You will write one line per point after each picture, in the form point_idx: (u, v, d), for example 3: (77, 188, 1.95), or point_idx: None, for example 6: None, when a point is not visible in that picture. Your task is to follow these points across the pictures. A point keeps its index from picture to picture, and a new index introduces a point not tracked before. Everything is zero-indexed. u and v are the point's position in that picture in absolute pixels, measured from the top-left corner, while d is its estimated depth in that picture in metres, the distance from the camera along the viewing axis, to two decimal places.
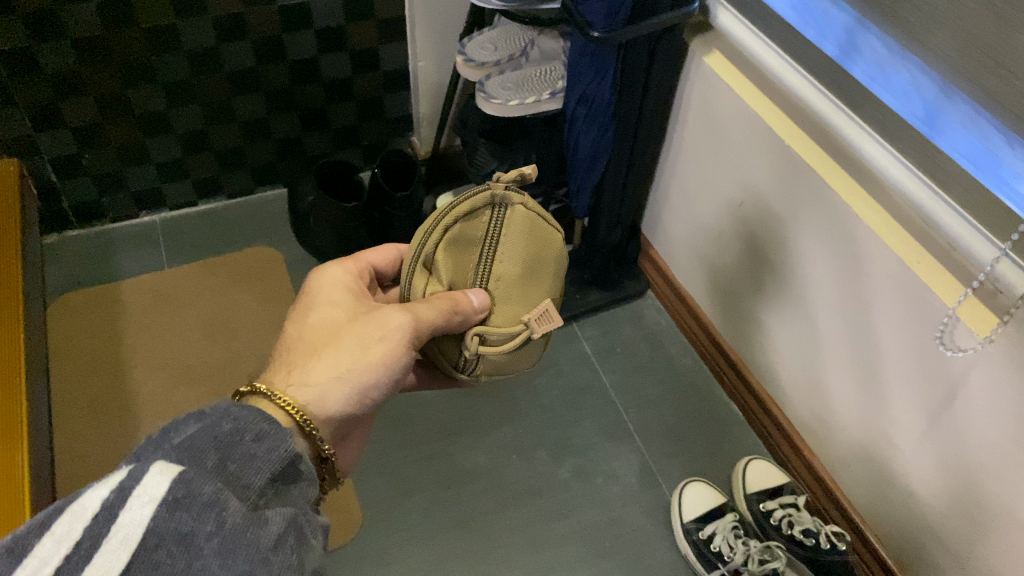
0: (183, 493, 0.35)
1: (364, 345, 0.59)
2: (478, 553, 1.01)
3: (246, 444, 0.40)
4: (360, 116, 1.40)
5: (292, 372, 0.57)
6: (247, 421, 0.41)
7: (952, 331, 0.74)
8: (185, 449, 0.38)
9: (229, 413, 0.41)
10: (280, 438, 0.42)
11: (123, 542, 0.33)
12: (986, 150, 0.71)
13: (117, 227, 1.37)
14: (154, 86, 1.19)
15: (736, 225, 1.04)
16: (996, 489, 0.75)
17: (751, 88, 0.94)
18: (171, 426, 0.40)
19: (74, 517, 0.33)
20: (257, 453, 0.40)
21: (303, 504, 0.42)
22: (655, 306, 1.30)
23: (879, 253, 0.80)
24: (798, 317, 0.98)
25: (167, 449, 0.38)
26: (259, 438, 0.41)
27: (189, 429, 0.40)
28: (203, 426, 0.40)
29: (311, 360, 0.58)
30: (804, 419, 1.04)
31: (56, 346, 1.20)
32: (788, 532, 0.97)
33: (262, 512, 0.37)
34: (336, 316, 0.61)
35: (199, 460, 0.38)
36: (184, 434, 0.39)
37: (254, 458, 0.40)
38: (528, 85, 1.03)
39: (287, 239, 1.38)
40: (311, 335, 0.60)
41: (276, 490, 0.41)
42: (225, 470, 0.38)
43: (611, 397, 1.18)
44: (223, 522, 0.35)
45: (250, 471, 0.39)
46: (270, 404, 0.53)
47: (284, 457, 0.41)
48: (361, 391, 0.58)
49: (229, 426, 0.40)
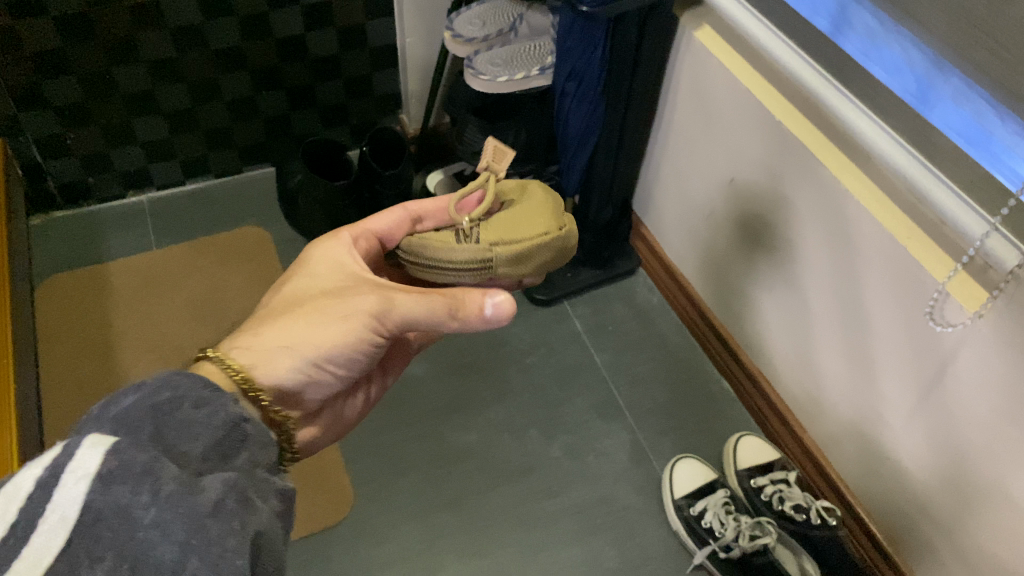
0: (116, 465, 0.34)
1: (322, 317, 0.57)
2: (469, 532, 1.01)
3: (186, 411, 0.40)
4: (348, 93, 1.39)
5: (247, 335, 0.56)
6: (185, 389, 0.41)
7: (942, 307, 0.74)
8: (119, 420, 0.37)
9: (168, 380, 0.41)
10: (220, 404, 0.42)
11: (60, 521, 0.32)
12: (977, 125, 0.70)
13: (105, 208, 1.36)
14: (138, 65, 1.18)
15: (727, 203, 1.03)
16: (987, 466, 0.75)
17: (743, 64, 0.93)
18: (110, 396, 0.40)
19: (8, 499, 0.33)
20: (197, 420, 0.40)
21: (250, 469, 0.41)
22: (647, 283, 1.29)
23: (869, 228, 0.80)
24: (790, 295, 0.98)
25: (102, 420, 0.37)
26: (198, 406, 0.41)
27: (127, 397, 0.39)
28: (142, 392, 0.39)
29: (266, 327, 0.57)
30: (795, 395, 1.04)
31: (44, 328, 1.19)
32: (778, 507, 0.97)
33: (201, 480, 0.36)
34: (309, 290, 0.61)
35: (135, 431, 0.37)
36: (121, 402, 0.39)
37: (192, 426, 0.40)
38: (518, 60, 1.02)
39: (276, 220, 1.37)
40: (279, 305, 0.60)
41: (220, 455, 0.40)
42: (163, 439, 0.38)
43: (602, 375, 1.18)
44: (158, 491, 0.34)
45: (188, 440, 0.39)
46: (213, 367, 0.51)
47: (228, 421, 0.41)
48: (313, 360, 0.57)
49: (167, 394, 0.40)
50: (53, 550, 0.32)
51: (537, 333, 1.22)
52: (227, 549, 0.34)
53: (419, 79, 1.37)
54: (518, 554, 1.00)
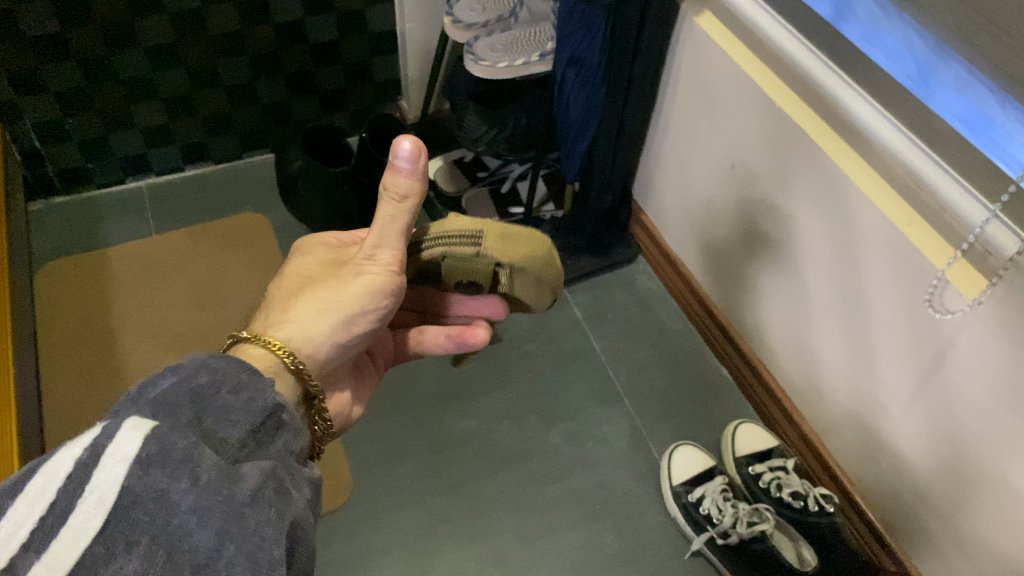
0: (157, 449, 0.33)
1: (343, 280, 0.58)
2: (468, 518, 1.02)
3: (223, 397, 0.39)
4: (347, 79, 1.38)
5: (273, 316, 0.56)
6: (224, 373, 0.40)
7: (941, 294, 0.74)
8: (159, 404, 0.37)
9: (206, 364, 0.41)
10: (259, 389, 0.41)
11: (97, 503, 0.31)
12: (979, 112, 0.69)
13: (104, 194, 1.36)
14: (138, 49, 1.17)
15: (727, 190, 1.03)
16: (984, 453, 0.75)
17: (743, 50, 0.93)
18: (147, 380, 0.39)
19: (47, 478, 0.31)
20: (235, 405, 0.39)
21: (285, 456, 0.40)
22: (646, 271, 1.29)
23: (868, 215, 0.80)
24: (789, 281, 0.98)
25: (142, 403, 0.37)
26: (236, 391, 0.40)
27: (164, 382, 0.39)
28: (177, 377, 0.39)
29: (291, 303, 0.57)
30: (793, 382, 1.05)
31: (43, 313, 1.19)
32: (777, 494, 0.97)
33: (238, 467, 0.35)
34: (312, 267, 0.61)
35: (174, 415, 0.36)
36: (160, 388, 0.38)
37: (231, 410, 0.39)
38: (518, 46, 1.02)
39: (275, 206, 1.37)
40: (288, 284, 0.60)
41: (258, 442, 0.39)
42: (201, 424, 0.37)
43: (602, 362, 1.18)
44: (198, 477, 0.33)
45: (227, 425, 0.38)
46: (251, 345, 0.52)
47: (266, 407, 0.40)
48: (345, 321, 0.57)
49: (205, 379, 0.39)
50: (91, 532, 0.30)
51: (537, 320, 1.22)
52: (265, 538, 0.33)
53: (418, 65, 1.36)
54: (517, 539, 1.00)
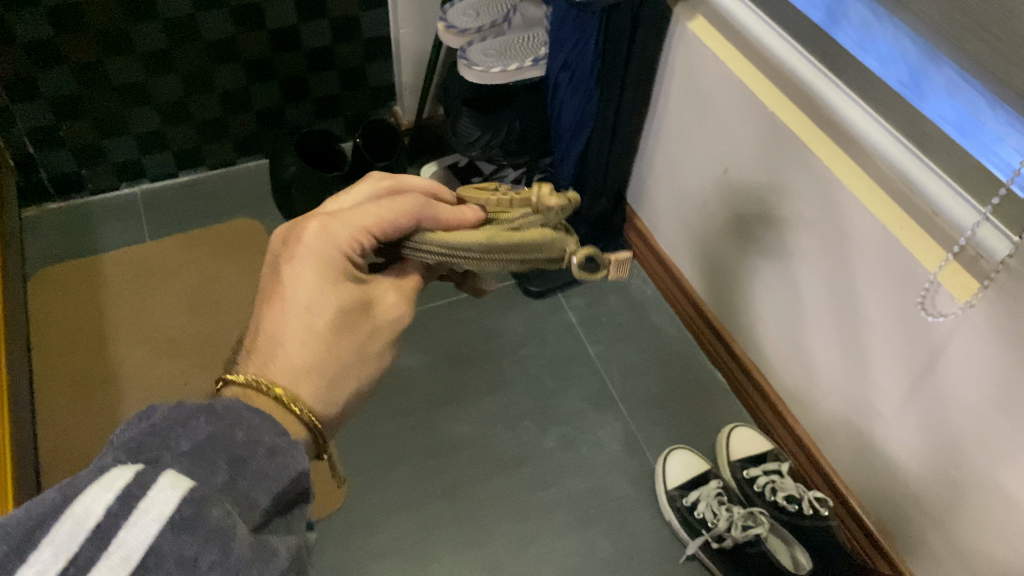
0: (191, 513, 0.32)
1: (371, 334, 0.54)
2: (463, 522, 1.02)
3: (259, 459, 0.38)
4: (341, 84, 1.38)
5: (301, 364, 0.49)
6: (260, 434, 0.39)
7: (933, 297, 0.74)
8: (195, 459, 0.36)
9: (243, 421, 0.40)
10: (292, 454, 0.40)
11: (123, 561, 0.30)
12: (971, 117, 0.70)
13: (98, 199, 1.36)
14: (132, 55, 1.17)
15: (720, 194, 1.04)
16: (977, 455, 0.75)
17: (734, 53, 0.93)
18: (180, 419, 0.38)
19: (74, 524, 0.30)
20: (268, 470, 0.38)
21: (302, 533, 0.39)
22: (640, 275, 1.30)
23: (862, 219, 0.81)
24: (783, 285, 0.98)
25: (177, 456, 0.36)
26: (272, 454, 0.39)
27: (202, 431, 0.38)
28: (218, 428, 0.38)
29: (320, 350, 0.50)
30: (787, 386, 1.05)
31: (36, 319, 1.19)
32: (772, 498, 0.97)
33: (267, 540, 0.34)
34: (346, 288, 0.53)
35: (208, 473, 0.36)
36: (195, 437, 0.37)
37: (264, 476, 0.38)
38: (511, 51, 1.02)
39: (269, 211, 1.37)
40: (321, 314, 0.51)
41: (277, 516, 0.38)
42: (234, 487, 0.36)
43: (596, 366, 1.18)
44: (229, 551, 0.31)
45: (258, 490, 0.37)
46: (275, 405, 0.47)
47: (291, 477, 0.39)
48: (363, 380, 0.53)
49: (241, 436, 0.38)
50: None
51: (531, 325, 1.22)
52: None
53: (412, 70, 1.36)
54: (511, 545, 1.00)
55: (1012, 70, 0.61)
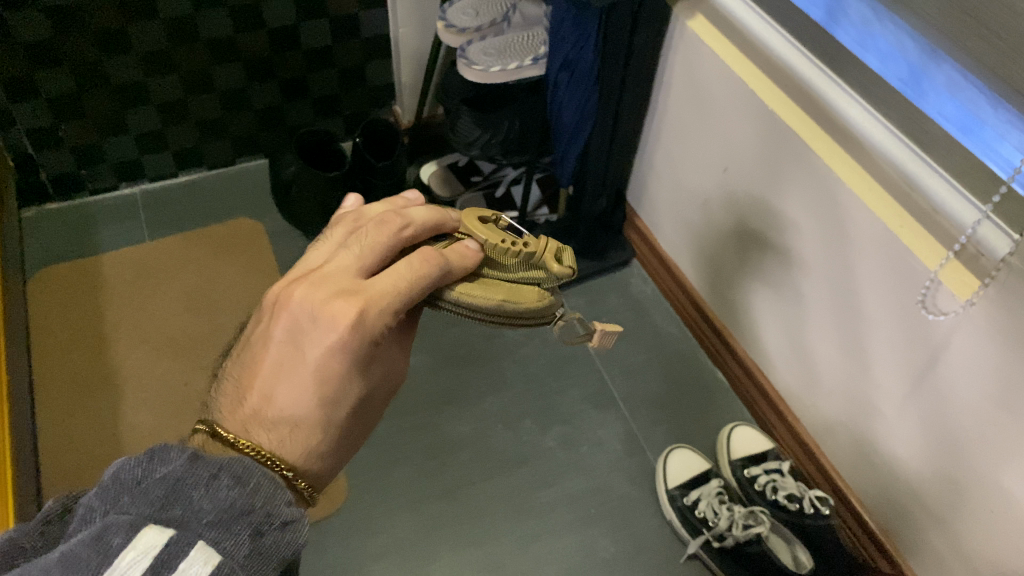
0: None
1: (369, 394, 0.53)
2: (464, 522, 1.02)
3: (271, 528, 0.40)
4: (341, 83, 1.38)
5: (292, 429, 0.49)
6: (275, 502, 0.41)
7: (934, 295, 0.74)
8: (216, 530, 0.38)
9: (260, 484, 0.42)
10: (301, 525, 0.42)
11: None
12: (971, 114, 0.70)
13: (97, 199, 1.35)
14: (132, 56, 1.17)
15: (720, 193, 1.04)
16: (978, 452, 0.75)
17: (734, 52, 0.93)
18: (203, 479, 0.40)
19: None
20: (278, 540, 0.40)
21: None
22: (640, 275, 1.29)
23: (862, 217, 0.80)
24: (784, 283, 0.98)
25: (198, 525, 0.38)
26: (284, 525, 0.41)
27: (224, 493, 0.40)
28: (241, 495, 0.40)
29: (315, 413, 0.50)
30: (788, 384, 1.04)
31: (36, 319, 1.18)
32: (772, 497, 0.97)
33: None
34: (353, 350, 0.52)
35: (228, 546, 0.38)
36: (215, 504, 0.39)
37: (276, 546, 0.40)
38: (510, 50, 1.02)
39: (269, 211, 1.36)
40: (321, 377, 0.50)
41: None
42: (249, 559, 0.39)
43: (597, 365, 1.17)
44: None
45: (270, 562, 0.39)
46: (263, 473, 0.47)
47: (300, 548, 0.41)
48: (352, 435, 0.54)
49: (257, 504, 0.41)
50: None
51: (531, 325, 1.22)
52: None
53: (412, 70, 1.36)
54: (512, 545, 1.00)
55: (1013, 69, 0.61)
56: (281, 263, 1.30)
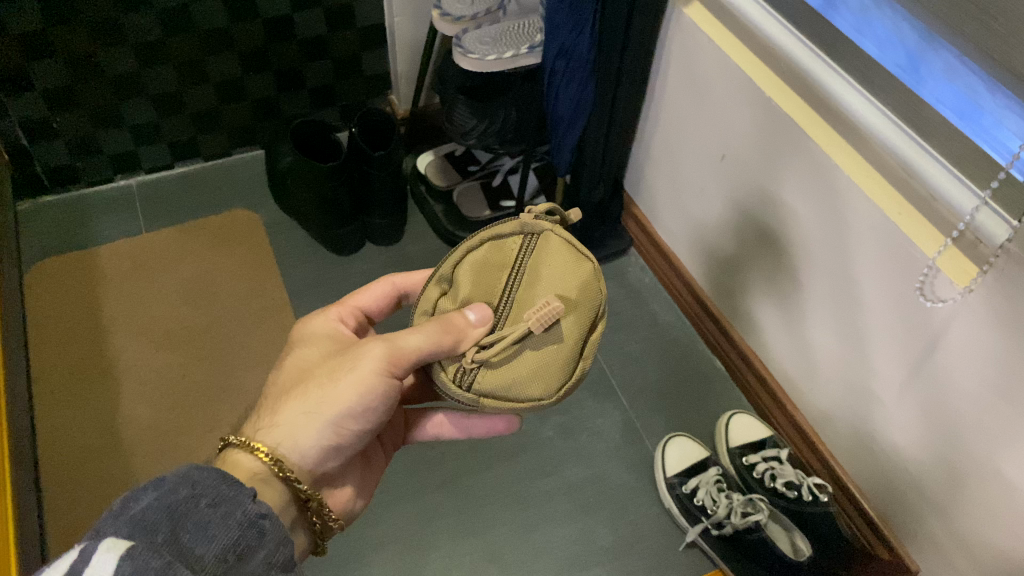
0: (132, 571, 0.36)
1: (333, 377, 0.58)
2: (462, 511, 1.02)
3: (201, 511, 0.43)
4: (336, 73, 1.38)
5: (264, 417, 0.58)
6: (203, 487, 0.44)
7: (933, 282, 0.74)
8: (139, 521, 0.40)
9: (189, 479, 0.44)
10: (237, 501, 0.45)
11: None
12: (969, 100, 0.70)
13: (93, 191, 1.35)
14: (125, 47, 1.17)
15: (718, 180, 1.03)
16: (977, 438, 0.75)
17: (731, 39, 0.93)
18: (131, 493, 0.43)
19: None
20: (212, 519, 0.43)
21: (265, 568, 0.43)
22: (638, 263, 1.29)
23: (860, 205, 0.80)
24: (781, 271, 0.98)
25: (122, 520, 0.40)
26: (214, 504, 0.44)
27: (146, 497, 0.42)
28: (163, 492, 0.43)
29: (280, 404, 0.58)
30: (786, 372, 1.04)
31: (33, 312, 1.18)
32: (771, 485, 0.97)
33: None
34: (313, 355, 0.61)
35: (153, 533, 0.40)
36: (141, 503, 0.42)
37: (209, 524, 0.42)
38: (506, 39, 1.01)
39: (266, 202, 1.36)
40: (287, 377, 0.60)
41: (236, 552, 0.42)
42: (178, 541, 0.41)
43: (595, 354, 1.17)
44: None
45: (205, 540, 0.41)
46: (242, 454, 0.55)
47: (243, 521, 0.44)
48: (333, 422, 0.58)
49: (185, 492, 0.43)
50: None
51: None
52: None
53: (408, 59, 1.36)
54: (512, 535, 1.00)
55: (1012, 54, 0.61)
56: (278, 253, 1.29)
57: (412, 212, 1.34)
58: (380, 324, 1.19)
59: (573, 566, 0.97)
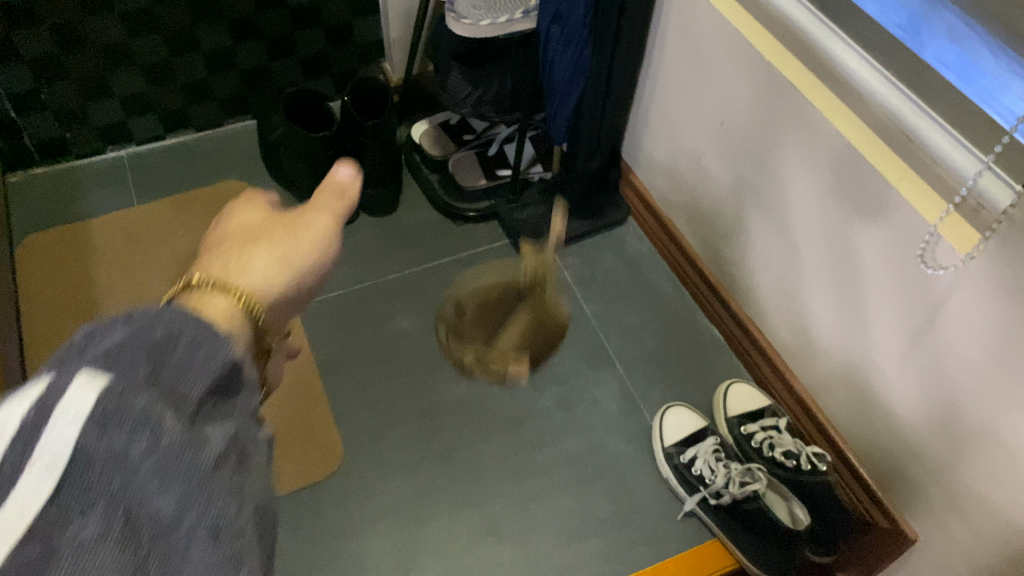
0: (112, 409, 0.30)
1: (291, 234, 0.57)
2: (460, 483, 1.01)
3: (181, 349, 0.34)
4: (329, 41, 1.35)
5: (228, 266, 0.51)
6: (182, 322, 0.35)
7: (934, 249, 0.73)
8: (109, 356, 0.31)
9: (161, 314, 0.35)
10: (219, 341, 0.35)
11: (48, 468, 0.28)
12: (971, 62, 0.68)
13: (84, 164, 1.33)
14: (113, 15, 1.14)
15: (716, 148, 1.02)
16: (977, 408, 0.75)
17: (729, 3, 0.91)
18: (91, 327, 0.33)
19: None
20: (194, 358, 0.34)
21: (252, 420, 0.35)
22: (637, 233, 1.28)
23: (861, 173, 0.79)
24: (779, 240, 0.97)
25: (85, 355, 0.31)
26: (197, 342, 0.34)
27: (113, 332, 0.33)
28: (131, 328, 0.33)
29: (245, 256, 0.53)
30: (785, 341, 1.03)
31: (26, 286, 1.17)
32: (770, 454, 0.96)
33: (200, 428, 0.32)
34: (254, 220, 0.58)
35: (128, 370, 0.31)
36: (109, 337, 0.33)
37: (193, 365, 0.33)
38: (501, 4, 0.99)
39: (259, 174, 1.34)
40: (238, 238, 0.56)
41: (219, 401, 0.34)
42: (159, 379, 0.32)
43: (593, 325, 1.16)
44: (160, 440, 0.30)
45: (188, 382, 0.33)
46: (215, 294, 0.47)
47: (228, 362, 0.35)
48: (297, 272, 0.55)
49: (161, 330, 0.34)
50: (43, 497, 0.28)
51: None
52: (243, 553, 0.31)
53: (401, 26, 1.33)
54: (510, 506, 1.00)
55: None
56: None
57: (407, 182, 1.33)
58: (376, 296, 1.18)
59: (571, 537, 0.97)
